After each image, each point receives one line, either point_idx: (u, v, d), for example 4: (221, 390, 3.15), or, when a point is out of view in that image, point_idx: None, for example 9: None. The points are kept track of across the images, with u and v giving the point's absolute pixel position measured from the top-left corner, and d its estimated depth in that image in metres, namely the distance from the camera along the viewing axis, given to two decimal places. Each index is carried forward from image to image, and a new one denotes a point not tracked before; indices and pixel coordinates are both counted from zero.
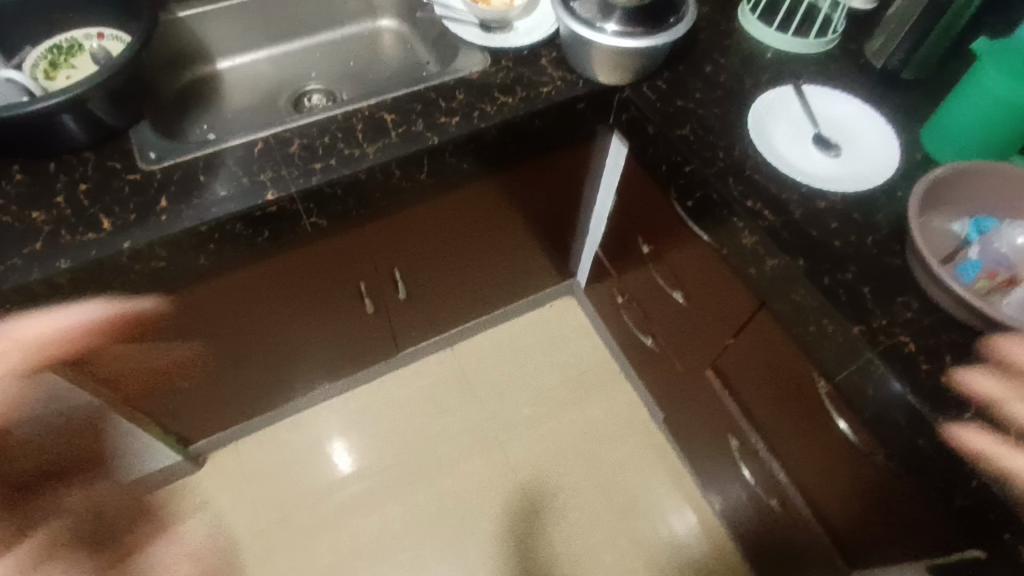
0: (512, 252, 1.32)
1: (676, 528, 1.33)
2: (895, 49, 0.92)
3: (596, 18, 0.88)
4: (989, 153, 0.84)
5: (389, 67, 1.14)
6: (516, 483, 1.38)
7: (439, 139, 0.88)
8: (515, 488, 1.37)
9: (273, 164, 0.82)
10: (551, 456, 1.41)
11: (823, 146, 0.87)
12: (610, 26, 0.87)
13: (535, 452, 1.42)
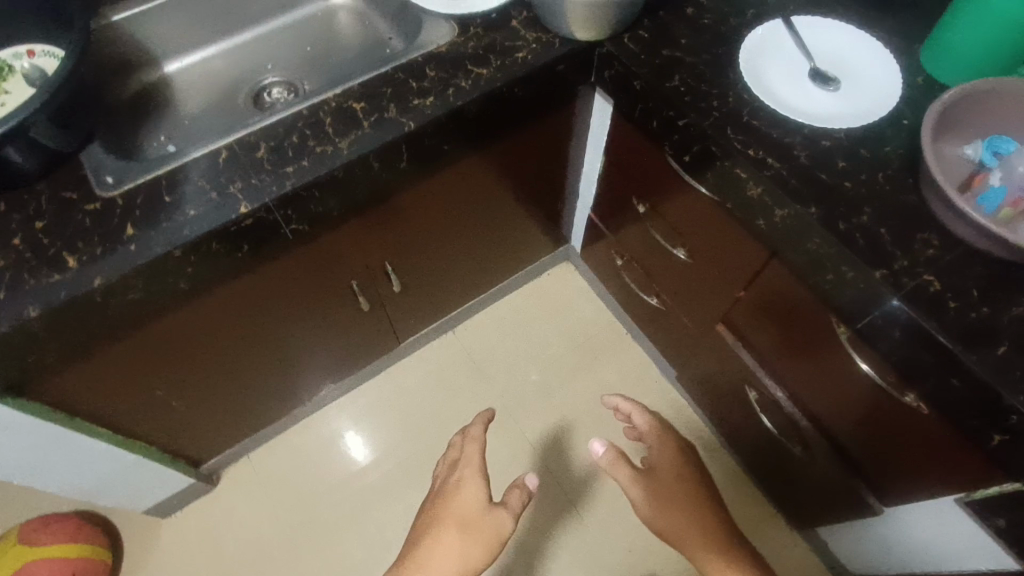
0: (503, 225, 1.27)
1: None
2: None
3: None
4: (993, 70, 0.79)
5: (352, 48, 1.07)
6: (535, 457, 1.36)
7: (415, 124, 0.82)
8: (535, 461, 1.36)
9: (242, 174, 0.76)
10: (567, 426, 1.40)
11: (820, 80, 0.82)
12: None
13: (552, 424, 1.40)
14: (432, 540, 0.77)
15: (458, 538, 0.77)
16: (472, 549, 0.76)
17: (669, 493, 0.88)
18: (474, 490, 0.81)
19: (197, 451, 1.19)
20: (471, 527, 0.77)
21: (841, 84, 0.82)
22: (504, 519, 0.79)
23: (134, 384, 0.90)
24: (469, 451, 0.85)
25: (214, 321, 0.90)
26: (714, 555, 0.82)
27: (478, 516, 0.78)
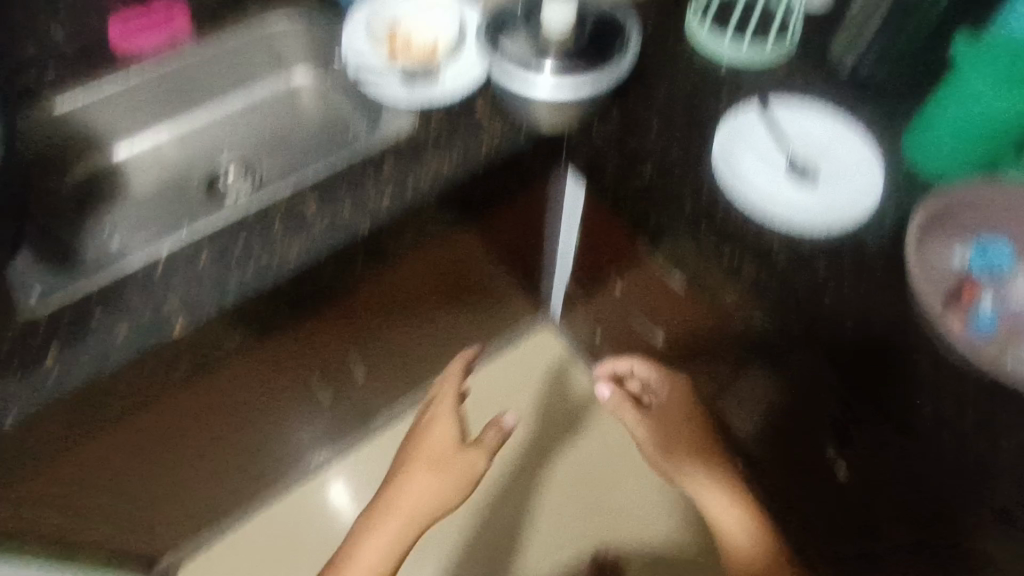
0: (478, 296, 1.23)
1: (660, 545, 1.32)
2: (861, 56, 0.84)
3: (528, 64, 0.77)
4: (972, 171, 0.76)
5: (311, 129, 1.03)
6: (500, 537, 1.32)
7: (370, 226, 0.77)
8: (499, 539, 1.32)
9: (180, 289, 0.72)
10: (537, 504, 1.35)
11: (798, 174, 0.78)
12: (543, 76, 0.77)
13: (519, 501, 1.35)
14: (405, 483, 0.78)
15: (430, 472, 0.79)
16: (446, 486, 0.78)
17: (659, 415, 0.90)
18: (446, 430, 0.83)
19: (150, 545, 1.12)
20: (441, 463, 0.79)
21: (821, 179, 0.78)
22: (475, 453, 0.81)
23: (69, 503, 0.83)
24: (447, 392, 0.88)
25: (163, 428, 0.85)
26: (702, 474, 0.84)
27: (452, 454, 0.81)
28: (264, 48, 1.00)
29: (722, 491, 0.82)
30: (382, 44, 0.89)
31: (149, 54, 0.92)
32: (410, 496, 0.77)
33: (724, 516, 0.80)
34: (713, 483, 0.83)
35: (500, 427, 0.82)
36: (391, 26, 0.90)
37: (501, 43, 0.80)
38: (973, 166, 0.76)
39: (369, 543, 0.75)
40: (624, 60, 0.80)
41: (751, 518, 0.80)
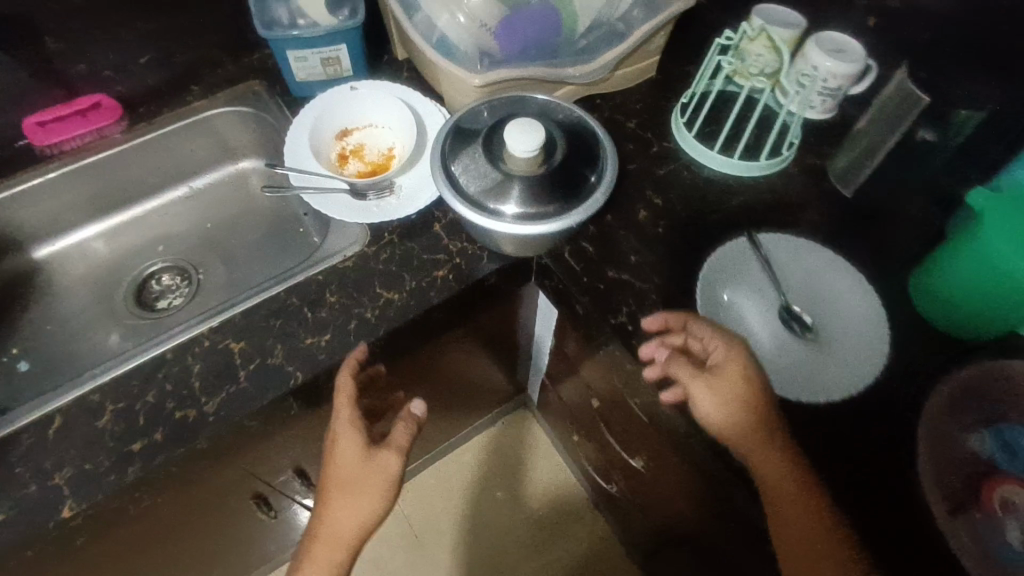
0: (447, 397, 1.11)
1: None
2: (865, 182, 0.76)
3: (487, 197, 0.68)
4: (981, 333, 0.66)
5: (259, 228, 0.92)
6: None
7: (304, 374, 0.67)
8: None
9: (75, 455, 0.61)
10: None
11: (792, 325, 0.68)
12: (506, 205, 0.68)
13: None
14: (328, 515, 0.63)
15: (342, 498, 0.62)
16: (365, 507, 0.62)
17: (733, 389, 0.59)
18: (349, 442, 0.64)
19: None
20: (354, 486, 0.62)
21: (819, 332, 0.68)
22: (392, 464, 0.63)
23: None
24: (341, 407, 0.66)
25: None
26: (781, 488, 0.57)
27: (360, 471, 0.63)
28: (210, 139, 0.90)
29: (804, 509, 0.56)
30: (330, 147, 0.79)
31: (71, 148, 0.83)
32: (335, 523, 0.62)
33: (807, 555, 0.55)
34: (797, 503, 0.56)
35: (412, 417, 0.68)
36: (344, 127, 0.80)
37: (461, 164, 0.71)
38: (992, 336, 0.67)
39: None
40: (601, 185, 0.70)
41: (846, 550, 0.55)
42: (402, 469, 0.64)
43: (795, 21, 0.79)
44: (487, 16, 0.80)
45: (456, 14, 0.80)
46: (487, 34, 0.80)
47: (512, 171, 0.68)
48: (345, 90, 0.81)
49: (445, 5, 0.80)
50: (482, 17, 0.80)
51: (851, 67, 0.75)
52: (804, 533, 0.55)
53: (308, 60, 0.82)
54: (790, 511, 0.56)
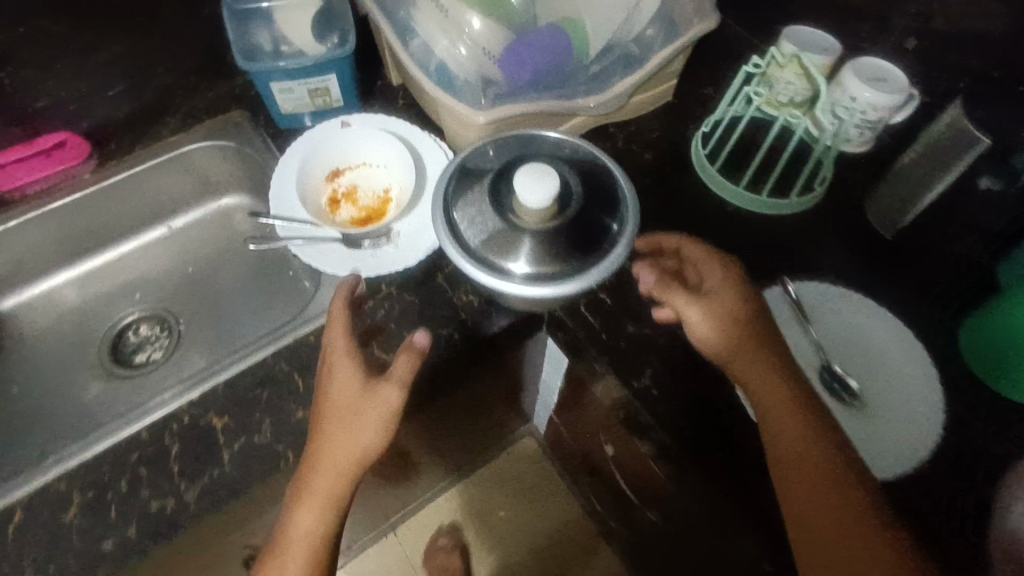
0: (450, 440, 1.04)
1: None
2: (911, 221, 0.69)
3: (492, 251, 0.62)
4: None
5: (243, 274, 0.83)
6: None
7: (294, 454, 0.60)
8: None
9: (35, 559, 0.54)
10: None
11: (836, 391, 0.62)
12: (518, 262, 0.61)
13: None
14: (320, 456, 0.55)
15: (338, 435, 0.55)
16: (361, 443, 0.55)
17: (725, 311, 0.59)
18: (348, 376, 0.56)
19: None
20: (347, 416, 0.55)
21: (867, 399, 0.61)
22: (389, 405, 0.55)
23: None
24: (337, 337, 0.59)
25: None
26: (775, 421, 0.55)
27: (353, 406, 0.55)
28: (189, 174, 0.83)
29: (817, 476, 0.51)
30: (321, 191, 0.72)
31: (38, 190, 0.75)
32: (330, 459, 0.55)
33: (805, 497, 0.51)
34: (795, 438, 0.53)
35: (411, 360, 0.56)
36: (336, 167, 0.73)
37: (467, 215, 0.64)
38: None
39: (285, 553, 0.55)
40: (623, 234, 0.63)
41: (873, 519, 0.49)
42: (402, 406, 0.56)
43: (829, 46, 0.72)
44: (490, 44, 0.72)
45: (456, 43, 0.72)
46: (490, 64, 0.72)
47: (524, 224, 0.62)
48: (336, 125, 0.74)
49: (443, 32, 0.72)
50: (484, 45, 0.72)
51: (893, 99, 0.68)
52: (811, 488, 0.51)
53: (295, 91, 0.74)
54: (790, 452, 0.53)
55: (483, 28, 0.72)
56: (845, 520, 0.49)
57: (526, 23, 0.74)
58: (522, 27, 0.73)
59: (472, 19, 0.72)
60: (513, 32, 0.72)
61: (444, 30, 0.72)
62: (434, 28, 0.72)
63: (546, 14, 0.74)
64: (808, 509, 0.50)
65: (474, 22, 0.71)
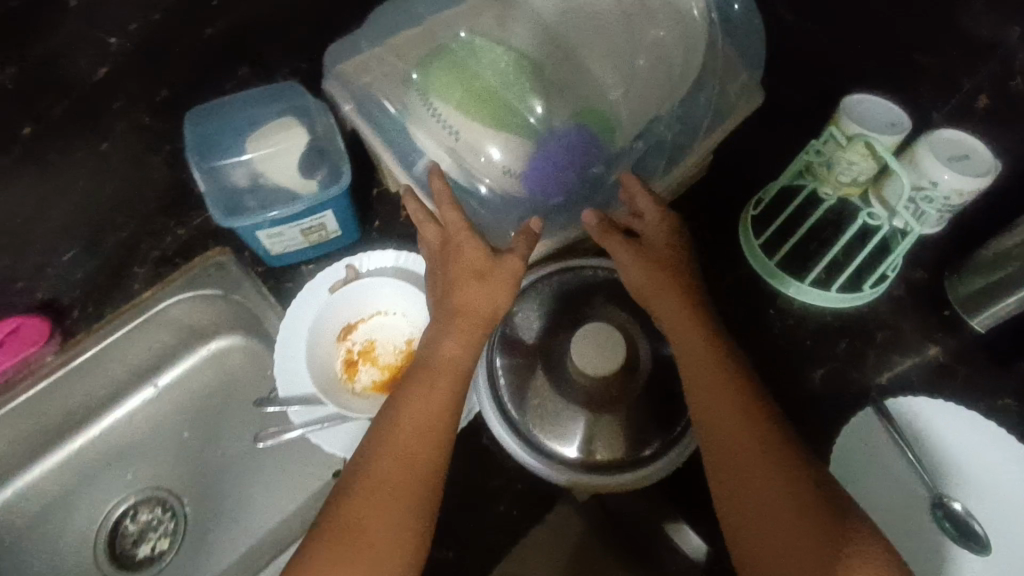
0: None
1: None
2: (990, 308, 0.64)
3: (550, 438, 0.54)
4: None
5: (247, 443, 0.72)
6: None
7: None
8: None
9: None
10: None
11: (963, 541, 0.57)
12: (603, 447, 0.53)
13: None
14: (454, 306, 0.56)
15: (468, 290, 0.56)
16: (491, 301, 0.55)
17: (654, 263, 0.57)
18: (472, 242, 0.57)
19: None
20: (476, 279, 0.56)
21: (998, 547, 0.56)
22: (514, 268, 0.56)
23: None
24: (444, 210, 0.58)
25: None
26: (703, 394, 0.51)
27: (484, 270, 0.56)
28: (172, 325, 0.72)
29: (750, 455, 0.48)
30: (333, 354, 0.61)
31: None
32: (464, 306, 0.56)
33: (734, 477, 0.48)
34: (724, 409, 0.50)
35: (533, 232, 0.57)
36: (347, 321, 0.62)
37: (521, 396, 0.55)
38: None
39: (425, 383, 0.53)
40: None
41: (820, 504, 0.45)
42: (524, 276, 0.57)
43: (895, 119, 0.64)
44: (513, 165, 0.62)
45: (474, 172, 0.63)
46: (515, 187, 0.63)
47: (599, 400, 0.54)
48: (343, 273, 0.62)
49: (455, 157, 0.62)
50: (507, 167, 0.62)
51: (981, 180, 0.59)
52: (743, 467, 0.48)
53: (286, 234, 0.63)
54: (719, 426, 0.50)
55: (503, 150, 0.61)
56: (787, 502, 0.45)
57: (550, 126, 0.62)
58: (546, 133, 0.62)
59: (492, 148, 0.61)
60: (537, 145, 0.61)
61: (458, 157, 0.62)
62: (445, 156, 0.63)
63: (573, 111, 0.63)
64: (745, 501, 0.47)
65: (491, 145, 0.61)
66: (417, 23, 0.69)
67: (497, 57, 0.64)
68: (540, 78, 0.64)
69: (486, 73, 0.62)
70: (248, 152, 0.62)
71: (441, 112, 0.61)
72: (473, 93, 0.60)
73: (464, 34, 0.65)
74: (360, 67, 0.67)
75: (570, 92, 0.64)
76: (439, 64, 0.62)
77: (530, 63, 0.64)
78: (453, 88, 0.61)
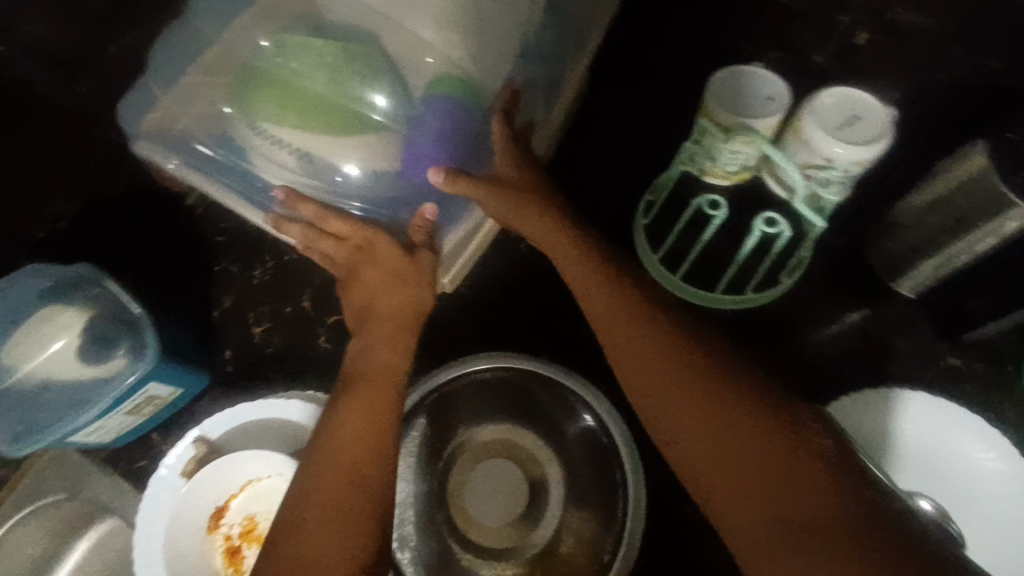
0: None
1: None
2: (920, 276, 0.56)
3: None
4: None
5: None
6: None
7: None
8: None
9: None
10: None
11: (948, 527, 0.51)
12: (571, 540, 0.52)
13: None
14: (377, 316, 0.52)
15: (381, 300, 0.52)
16: (401, 306, 0.52)
17: (510, 195, 0.53)
18: (386, 242, 0.53)
19: None
20: (383, 287, 0.52)
21: (981, 542, 0.52)
22: (433, 266, 0.52)
23: None
24: (335, 227, 0.54)
25: None
26: (598, 310, 0.48)
27: (394, 275, 0.52)
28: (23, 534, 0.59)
29: (637, 344, 0.45)
30: (210, 548, 0.52)
31: None
32: (389, 312, 0.52)
33: (645, 380, 0.44)
34: (597, 311, 0.48)
35: (428, 223, 0.52)
36: (215, 506, 0.53)
37: (444, 556, 0.52)
38: None
39: (366, 397, 0.47)
40: (605, 430, 0.52)
41: (721, 376, 0.42)
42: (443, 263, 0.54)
43: (772, 92, 0.55)
44: (378, 173, 0.55)
45: (340, 194, 0.56)
46: (391, 193, 0.56)
47: (533, 507, 0.53)
48: (192, 452, 0.52)
49: (314, 181, 0.56)
50: (372, 179, 0.55)
51: (876, 147, 0.52)
52: (645, 366, 0.45)
53: (108, 424, 0.52)
54: (616, 337, 0.47)
55: (361, 161, 0.54)
56: (680, 384, 0.43)
57: (404, 115, 0.54)
58: (402, 124, 0.54)
59: (346, 164, 0.54)
60: (397, 142, 0.54)
61: (318, 179, 0.55)
62: (303, 179, 0.56)
63: (427, 86, 0.54)
64: (644, 392, 0.44)
65: (346, 160, 0.54)
66: (204, 42, 0.55)
67: (318, 54, 0.54)
68: (372, 65, 0.54)
69: (312, 78, 0.54)
70: (50, 350, 0.53)
71: (280, 138, 0.54)
72: (305, 108, 0.53)
73: (268, 42, 0.55)
74: (166, 116, 0.56)
75: (413, 65, 0.54)
76: (257, 88, 0.54)
77: (359, 46, 0.54)
78: (281, 108, 0.53)
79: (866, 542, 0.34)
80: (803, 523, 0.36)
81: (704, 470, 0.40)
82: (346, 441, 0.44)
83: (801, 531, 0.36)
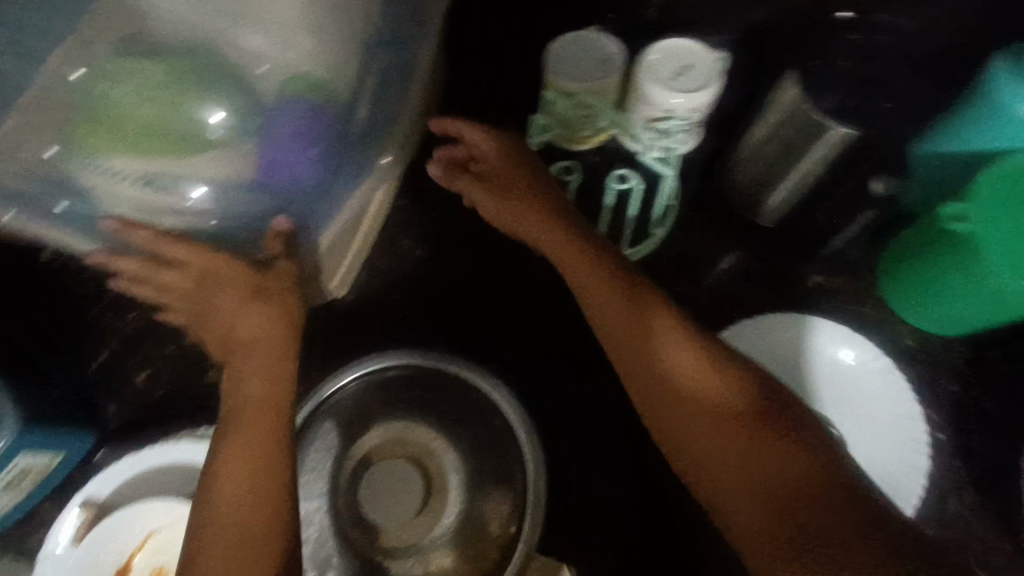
0: None
1: None
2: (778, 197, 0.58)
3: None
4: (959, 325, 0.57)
5: None
6: None
7: None
8: None
9: None
10: None
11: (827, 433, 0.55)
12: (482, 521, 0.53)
13: None
14: (236, 342, 0.51)
15: (232, 316, 0.52)
16: (251, 318, 0.51)
17: (507, 200, 0.57)
18: (231, 263, 0.53)
19: None
20: (233, 309, 0.52)
21: (863, 445, 0.56)
22: (292, 273, 0.54)
23: None
24: (174, 253, 0.53)
25: None
26: (595, 299, 0.50)
27: (249, 292, 0.52)
28: None
29: (638, 332, 0.47)
30: None
31: None
32: (253, 336, 0.50)
33: (645, 366, 0.46)
34: (597, 299, 0.50)
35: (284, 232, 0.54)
36: (117, 565, 0.50)
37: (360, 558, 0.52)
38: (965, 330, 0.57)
39: (258, 417, 0.46)
40: (498, 412, 0.54)
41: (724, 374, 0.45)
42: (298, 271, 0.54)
43: (607, 53, 0.57)
44: (227, 189, 0.53)
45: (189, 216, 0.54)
46: (242, 207, 0.54)
47: (437, 495, 0.53)
48: (83, 516, 0.51)
49: (161, 209, 0.52)
50: (222, 196, 0.53)
51: (709, 91, 0.54)
52: (644, 352, 0.47)
53: None
54: (619, 329, 0.48)
55: (209, 183, 0.52)
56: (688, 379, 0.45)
57: (246, 126, 0.53)
58: (248, 135, 0.53)
59: (193, 188, 0.52)
60: (244, 152, 0.53)
61: (166, 206, 0.52)
62: (144, 207, 0.52)
63: (278, 89, 0.54)
64: (643, 377, 0.46)
65: (192, 183, 0.52)
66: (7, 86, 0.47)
67: (143, 77, 0.51)
68: (208, 83, 0.54)
69: (139, 104, 0.50)
70: None
71: (117, 171, 0.49)
72: (138, 135, 0.49)
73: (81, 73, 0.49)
74: None
75: (253, 72, 0.55)
76: (76, 121, 0.48)
77: (188, 66, 0.53)
78: (110, 141, 0.48)
79: (837, 522, 0.38)
80: (784, 493, 0.40)
81: (693, 446, 0.44)
82: (236, 466, 0.44)
83: (784, 499, 0.40)
